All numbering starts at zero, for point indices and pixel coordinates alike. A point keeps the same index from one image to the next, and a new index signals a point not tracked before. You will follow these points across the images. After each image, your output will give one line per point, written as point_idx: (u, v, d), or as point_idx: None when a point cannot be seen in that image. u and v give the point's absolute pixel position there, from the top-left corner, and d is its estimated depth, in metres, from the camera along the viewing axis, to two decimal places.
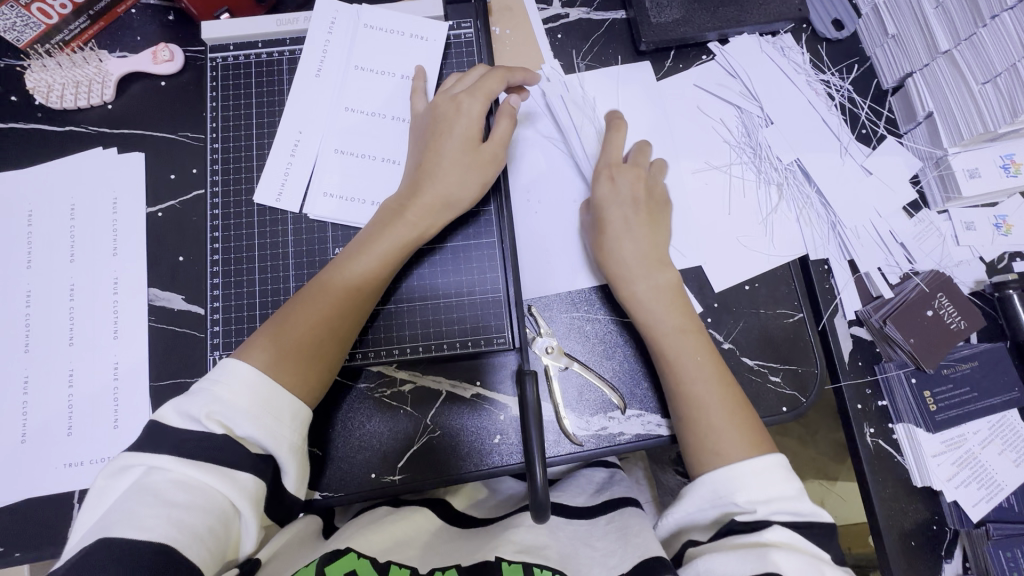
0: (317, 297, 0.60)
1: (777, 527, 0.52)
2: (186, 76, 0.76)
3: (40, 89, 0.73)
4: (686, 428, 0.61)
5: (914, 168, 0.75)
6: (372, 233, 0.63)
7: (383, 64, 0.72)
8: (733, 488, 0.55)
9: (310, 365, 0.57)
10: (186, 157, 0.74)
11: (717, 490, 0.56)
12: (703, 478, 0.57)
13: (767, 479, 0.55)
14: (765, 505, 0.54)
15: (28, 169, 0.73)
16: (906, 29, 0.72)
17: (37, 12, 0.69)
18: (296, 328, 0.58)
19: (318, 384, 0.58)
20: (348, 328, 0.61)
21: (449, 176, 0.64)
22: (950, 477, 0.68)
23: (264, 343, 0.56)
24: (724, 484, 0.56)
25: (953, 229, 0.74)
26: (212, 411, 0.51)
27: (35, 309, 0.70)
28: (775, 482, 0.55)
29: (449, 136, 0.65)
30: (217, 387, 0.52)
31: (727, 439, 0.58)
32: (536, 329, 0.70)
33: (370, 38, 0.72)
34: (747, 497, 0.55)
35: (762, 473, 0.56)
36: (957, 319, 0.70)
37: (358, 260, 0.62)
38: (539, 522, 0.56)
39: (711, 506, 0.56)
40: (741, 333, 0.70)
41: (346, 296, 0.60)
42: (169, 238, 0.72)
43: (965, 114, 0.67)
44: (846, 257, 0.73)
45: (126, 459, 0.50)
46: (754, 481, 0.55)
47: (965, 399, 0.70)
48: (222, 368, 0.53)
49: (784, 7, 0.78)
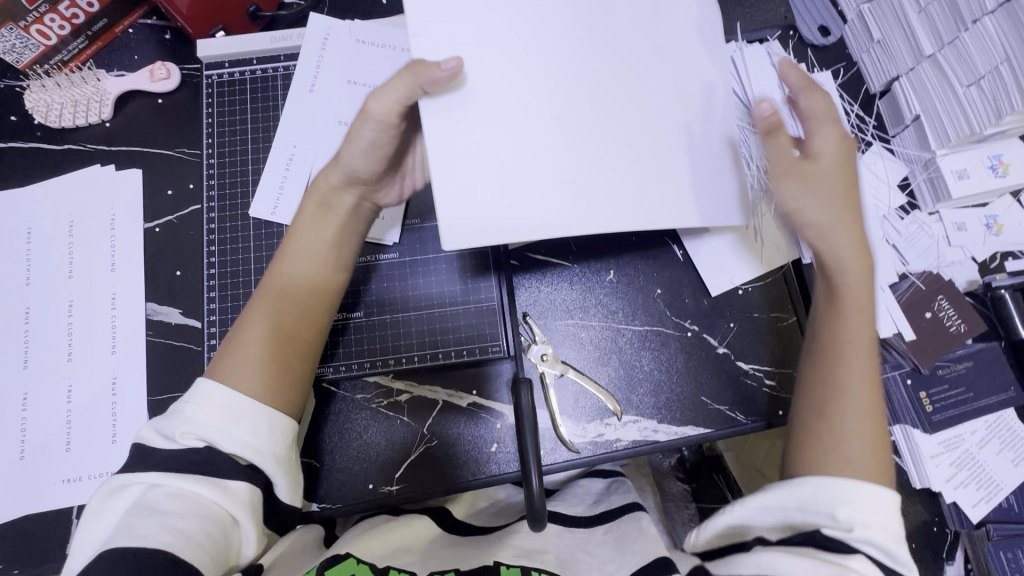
0: (267, 301, 0.59)
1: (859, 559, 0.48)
2: (183, 94, 0.77)
3: (38, 108, 0.74)
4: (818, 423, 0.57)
5: (902, 172, 0.75)
6: (300, 226, 0.61)
7: (375, 78, 0.73)
8: (836, 498, 0.51)
9: (275, 367, 0.57)
10: (183, 173, 0.75)
11: (815, 495, 0.52)
12: (809, 479, 0.53)
13: (869, 501, 0.51)
14: (863, 529, 0.50)
15: (28, 187, 0.74)
16: (890, 35, 0.72)
17: (36, 34, 0.71)
18: (238, 337, 0.57)
19: (294, 386, 0.58)
20: (307, 322, 0.60)
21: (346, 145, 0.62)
22: (949, 478, 0.69)
23: (234, 359, 0.56)
24: (825, 492, 0.51)
25: (945, 231, 0.74)
26: (187, 430, 0.51)
27: (34, 326, 0.70)
28: (880, 512, 0.51)
29: None
30: (190, 407, 0.52)
31: (857, 458, 0.54)
32: (531, 337, 0.70)
33: (357, 53, 0.73)
34: (848, 514, 0.50)
35: (875, 502, 0.51)
36: (957, 322, 0.70)
37: (299, 255, 0.60)
38: (538, 529, 0.57)
39: (798, 510, 0.52)
40: (734, 338, 0.71)
41: (296, 295, 0.60)
42: (167, 253, 0.73)
43: (951, 116, 0.68)
44: (900, 261, 0.73)
45: (119, 480, 0.50)
46: (857, 500, 0.51)
47: (961, 399, 0.70)
48: (195, 388, 0.53)
49: (769, 15, 0.78)
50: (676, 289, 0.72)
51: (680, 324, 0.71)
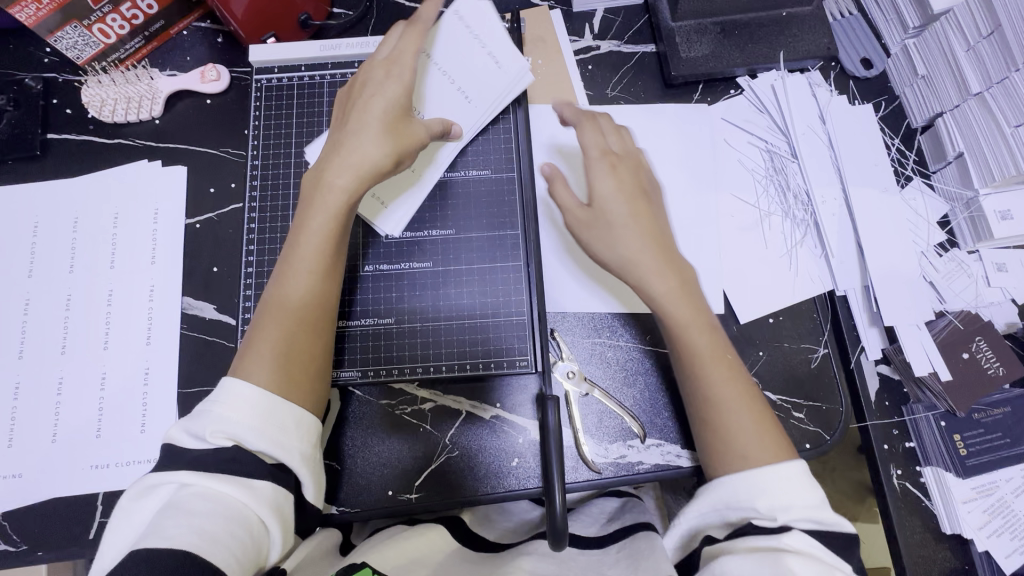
0: (289, 298, 0.59)
1: (798, 533, 0.51)
2: (231, 95, 0.79)
3: (93, 103, 0.77)
4: (708, 413, 0.59)
5: (942, 209, 0.74)
6: (304, 220, 0.61)
7: (453, 69, 0.70)
8: (753, 493, 0.54)
9: (301, 367, 0.58)
10: (226, 173, 0.77)
11: (736, 494, 0.55)
12: (724, 481, 0.56)
13: (789, 486, 0.54)
14: (784, 513, 0.53)
15: (78, 178, 0.76)
16: (936, 70, 0.73)
17: (97, 32, 0.74)
18: (264, 334, 0.58)
19: (310, 386, 0.58)
20: (324, 316, 0.60)
21: (363, 141, 0.61)
22: (982, 525, 0.67)
23: (256, 353, 0.57)
24: (740, 489, 0.55)
25: (985, 271, 0.73)
26: (216, 429, 0.52)
27: (74, 313, 0.72)
28: (798, 491, 0.54)
29: (376, 100, 0.63)
30: (218, 406, 0.53)
31: (750, 440, 0.57)
32: (558, 353, 0.70)
33: (449, 30, 0.70)
34: (767, 505, 0.53)
35: (782, 477, 0.54)
36: (995, 365, 0.69)
37: (308, 250, 0.60)
38: (558, 550, 0.56)
39: (727, 508, 0.55)
40: (763, 366, 0.70)
41: (306, 295, 0.59)
42: (205, 250, 0.74)
43: (997, 157, 0.68)
44: (938, 299, 0.72)
45: (151, 479, 0.50)
46: (770, 481, 0.54)
47: (996, 445, 0.69)
48: (221, 387, 0.54)
49: (813, 45, 0.77)
50: None
51: None
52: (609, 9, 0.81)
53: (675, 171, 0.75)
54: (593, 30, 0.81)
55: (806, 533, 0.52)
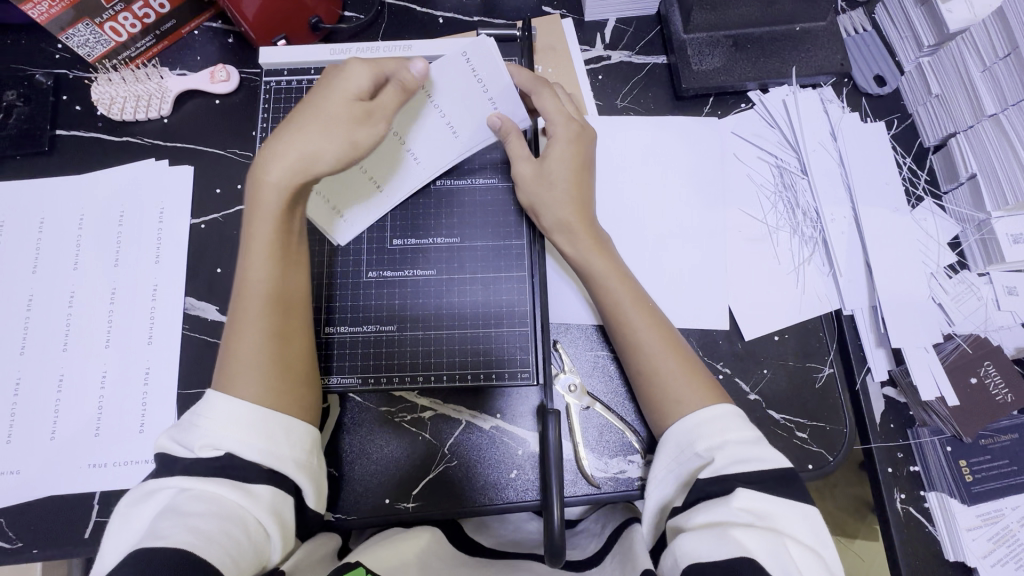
0: (256, 307, 0.57)
1: (746, 493, 0.48)
2: (240, 96, 0.79)
3: (103, 100, 0.77)
4: (643, 366, 0.61)
5: (953, 231, 0.74)
6: (251, 226, 0.58)
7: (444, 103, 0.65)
8: (690, 436, 0.55)
9: (289, 376, 0.57)
10: (233, 174, 0.77)
11: (680, 444, 0.55)
12: (668, 436, 0.56)
13: (721, 424, 0.54)
14: (722, 452, 0.52)
15: (85, 175, 0.76)
16: (950, 89, 0.72)
17: (109, 30, 0.74)
18: (234, 347, 0.57)
19: (301, 394, 0.58)
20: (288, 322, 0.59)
21: (307, 135, 0.57)
22: (986, 554, 0.66)
23: (240, 366, 0.56)
24: (683, 435, 0.55)
25: (995, 294, 0.72)
26: (205, 442, 0.52)
27: (77, 310, 0.72)
28: (730, 427, 0.54)
29: (326, 94, 0.58)
30: (204, 421, 0.53)
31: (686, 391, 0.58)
32: (560, 365, 0.70)
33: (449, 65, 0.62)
34: (705, 445, 0.53)
35: (714, 420, 0.55)
36: (1004, 392, 0.68)
37: (260, 257, 0.57)
38: (556, 567, 0.55)
39: (681, 466, 0.54)
40: (767, 384, 0.69)
41: (272, 304, 0.58)
42: (210, 250, 0.74)
43: (1009, 180, 0.67)
44: (946, 321, 0.71)
45: (151, 484, 0.50)
46: (705, 425, 0.54)
47: (1004, 472, 0.68)
48: (205, 403, 0.54)
49: (826, 61, 0.77)
50: (710, 334, 0.71)
51: (712, 366, 0.69)
52: (621, 19, 0.81)
53: (683, 185, 0.75)
54: (605, 40, 0.80)
55: (749, 487, 0.49)
